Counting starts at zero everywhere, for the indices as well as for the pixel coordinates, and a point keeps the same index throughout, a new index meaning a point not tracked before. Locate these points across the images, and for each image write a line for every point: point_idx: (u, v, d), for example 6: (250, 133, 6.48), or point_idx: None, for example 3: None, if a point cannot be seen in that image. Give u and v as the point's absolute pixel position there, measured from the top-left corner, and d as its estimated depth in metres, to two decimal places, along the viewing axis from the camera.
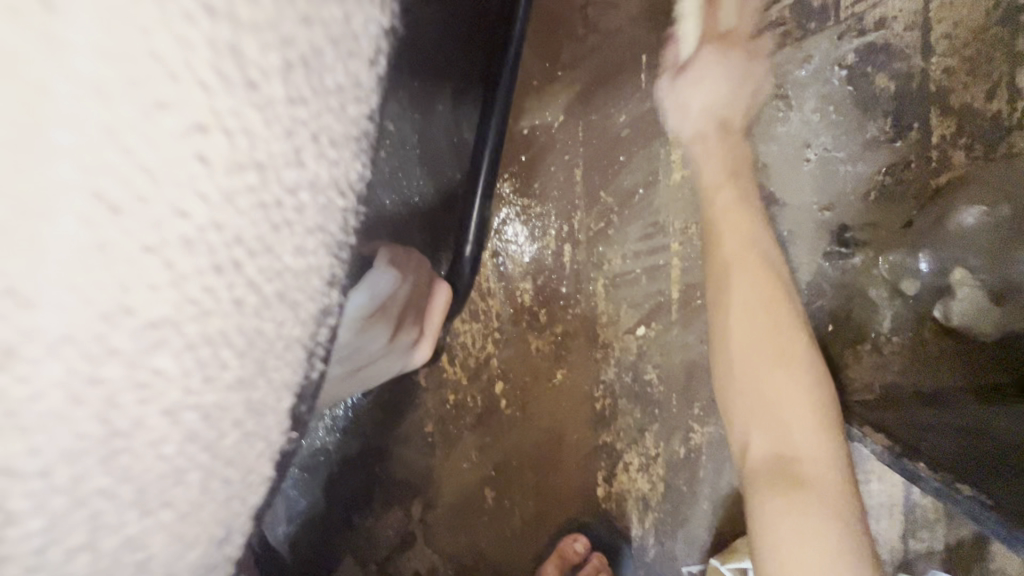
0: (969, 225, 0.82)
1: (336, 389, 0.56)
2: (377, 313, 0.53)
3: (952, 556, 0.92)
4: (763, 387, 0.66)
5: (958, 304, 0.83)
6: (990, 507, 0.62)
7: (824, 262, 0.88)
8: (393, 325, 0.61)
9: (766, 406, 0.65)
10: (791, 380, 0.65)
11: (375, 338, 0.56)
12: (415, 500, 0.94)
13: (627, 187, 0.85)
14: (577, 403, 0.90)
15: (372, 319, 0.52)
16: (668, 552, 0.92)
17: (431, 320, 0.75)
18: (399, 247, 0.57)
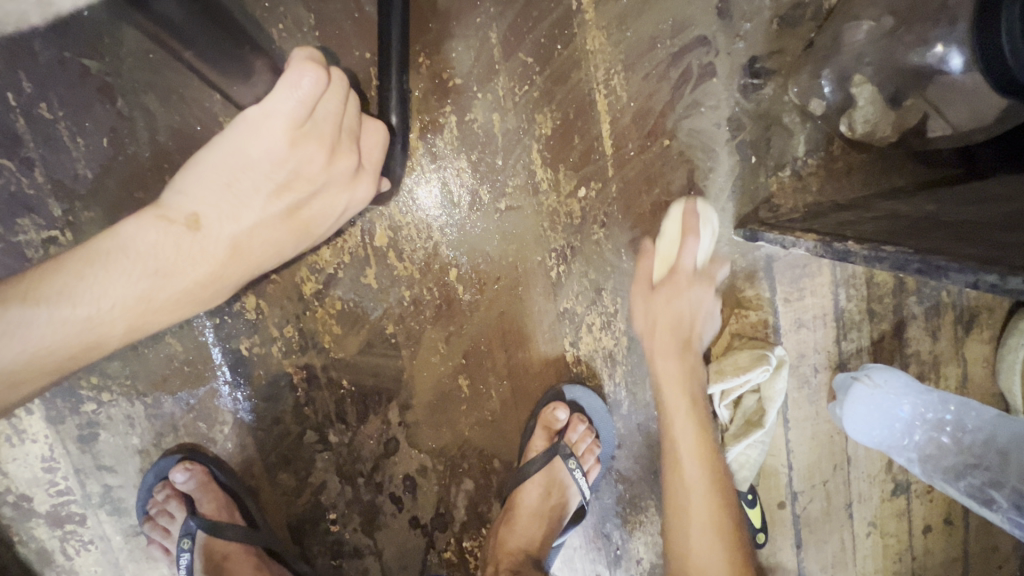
0: (860, 37, 0.84)
1: (289, 220, 0.66)
2: (294, 131, 0.60)
3: (879, 348, 1.04)
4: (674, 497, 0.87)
5: (860, 113, 0.86)
6: (908, 255, 0.62)
7: (741, 95, 0.91)
8: (328, 149, 0.63)
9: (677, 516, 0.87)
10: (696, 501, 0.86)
11: (305, 162, 0.62)
12: (391, 407, 0.92)
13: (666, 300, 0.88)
14: (532, 274, 0.91)
15: (294, 137, 0.61)
16: (640, 399, 0.98)
17: (369, 151, 0.69)
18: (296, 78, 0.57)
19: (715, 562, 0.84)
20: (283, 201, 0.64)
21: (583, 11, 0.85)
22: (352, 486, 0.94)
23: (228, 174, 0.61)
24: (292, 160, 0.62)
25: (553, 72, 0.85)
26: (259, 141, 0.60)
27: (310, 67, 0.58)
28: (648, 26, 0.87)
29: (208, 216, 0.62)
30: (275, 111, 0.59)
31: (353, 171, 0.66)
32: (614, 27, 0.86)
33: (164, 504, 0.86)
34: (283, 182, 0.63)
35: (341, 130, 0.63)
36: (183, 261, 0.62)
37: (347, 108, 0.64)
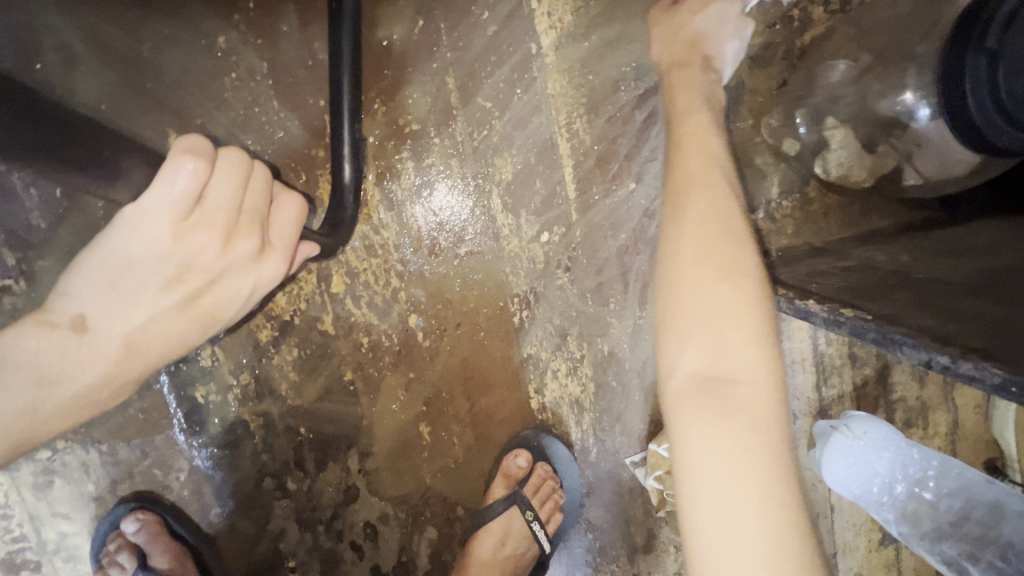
0: (836, 78, 0.82)
1: (188, 310, 0.60)
2: (185, 218, 0.53)
3: (862, 394, 1.00)
4: (687, 178, 0.65)
5: (834, 156, 0.84)
6: (869, 324, 0.58)
7: None
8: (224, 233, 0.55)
9: (677, 206, 0.64)
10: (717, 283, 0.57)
11: (201, 250, 0.55)
12: (351, 454, 0.91)
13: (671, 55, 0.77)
14: (493, 320, 0.89)
15: (181, 225, 0.53)
16: (609, 445, 0.95)
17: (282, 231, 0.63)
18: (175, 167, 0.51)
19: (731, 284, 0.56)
20: (180, 296, 0.58)
21: (544, 54, 0.83)
22: (311, 534, 0.92)
23: (109, 273, 0.55)
24: (179, 253, 0.54)
25: (513, 117, 0.83)
26: (136, 238, 0.53)
27: (187, 157, 0.51)
28: (611, 68, 0.84)
29: (96, 317, 0.57)
30: (151, 205, 0.52)
31: (256, 254, 0.58)
32: (576, 69, 0.84)
33: (116, 555, 0.84)
34: (178, 274, 0.56)
35: (238, 213, 0.56)
36: (70, 367, 0.58)
37: (245, 188, 0.57)
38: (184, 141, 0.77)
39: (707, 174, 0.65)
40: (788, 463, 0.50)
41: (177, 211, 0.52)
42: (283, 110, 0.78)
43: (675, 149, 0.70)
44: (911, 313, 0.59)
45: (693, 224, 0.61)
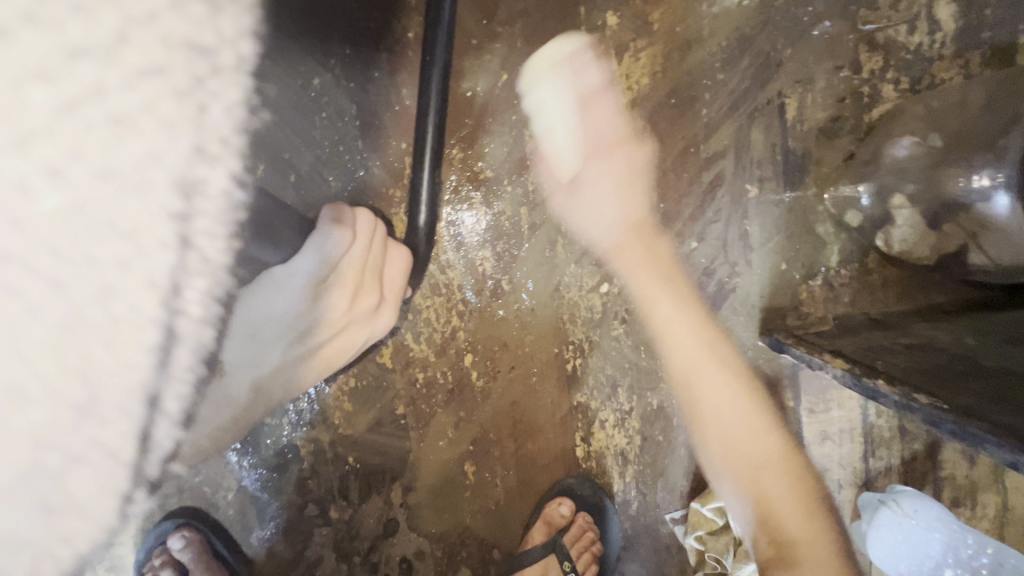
0: (902, 154, 0.83)
1: (310, 351, 0.77)
2: (324, 283, 0.72)
3: (911, 469, 0.98)
4: (685, 368, 0.88)
5: (899, 231, 0.85)
6: (945, 412, 0.59)
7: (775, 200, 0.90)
8: (349, 290, 0.73)
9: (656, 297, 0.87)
10: (677, 314, 0.88)
11: (331, 303, 0.73)
12: (394, 488, 0.91)
13: (620, 187, 0.86)
14: (547, 366, 0.90)
15: (320, 287, 0.72)
16: (650, 500, 0.94)
17: (391, 283, 0.78)
18: (324, 232, 0.70)
19: (736, 422, 0.85)
20: (307, 351, 0.77)
21: (618, 113, 0.85)
22: (347, 564, 0.92)
23: (257, 324, 0.76)
24: (316, 308, 0.73)
25: None
26: (281, 298, 0.73)
27: (334, 231, 0.70)
28: (682, 132, 0.87)
29: (237, 364, 0.79)
30: (299, 270, 0.70)
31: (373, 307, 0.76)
32: (648, 130, 0.86)
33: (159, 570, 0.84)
34: (312, 319, 0.74)
35: (361, 273, 0.73)
36: (249, 398, 0.81)
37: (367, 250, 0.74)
38: (269, 173, 0.80)
39: (660, 268, 0.88)
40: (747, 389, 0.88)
41: (318, 275, 0.69)
42: (367, 151, 0.81)
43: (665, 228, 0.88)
44: (987, 405, 0.59)
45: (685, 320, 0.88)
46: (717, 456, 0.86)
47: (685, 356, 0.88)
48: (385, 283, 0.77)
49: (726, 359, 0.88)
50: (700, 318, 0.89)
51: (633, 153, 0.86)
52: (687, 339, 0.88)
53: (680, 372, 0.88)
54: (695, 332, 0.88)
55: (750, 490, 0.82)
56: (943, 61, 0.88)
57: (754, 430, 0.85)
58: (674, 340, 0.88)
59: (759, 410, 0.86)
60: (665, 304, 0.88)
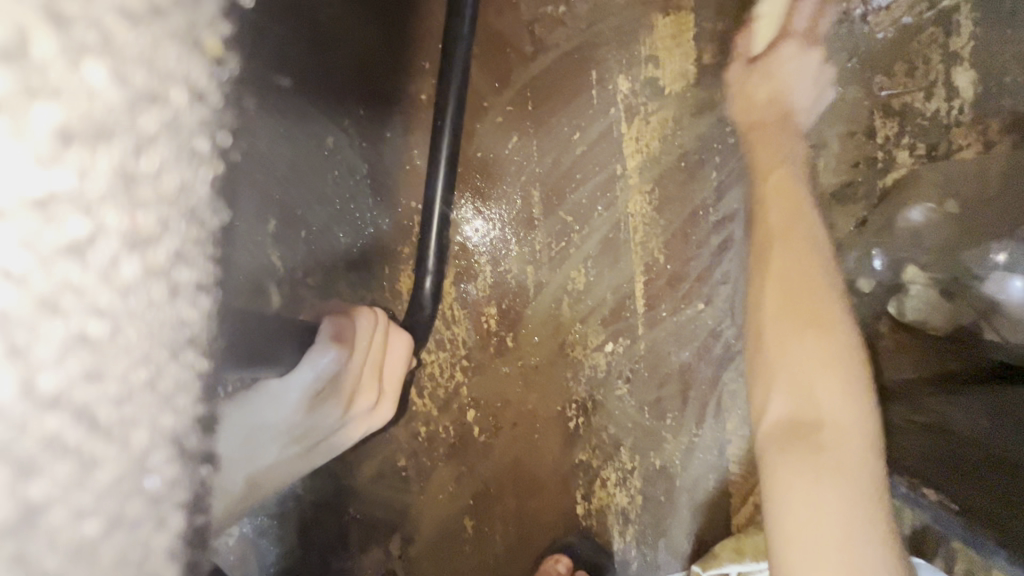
0: (917, 221, 0.86)
1: (301, 461, 0.68)
2: (327, 391, 0.64)
3: (923, 538, 0.95)
4: (789, 374, 0.59)
5: (912, 300, 0.86)
6: None
7: None
8: (349, 395, 0.68)
9: (793, 306, 0.62)
10: (818, 347, 0.59)
11: (329, 413, 0.66)
12: (394, 539, 0.91)
13: (603, 171, 0.86)
14: (551, 423, 0.90)
15: (321, 397, 0.64)
16: (651, 561, 0.93)
17: (394, 374, 0.74)
18: (343, 323, 0.67)
19: (859, 464, 0.61)
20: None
21: (627, 175, 0.86)
22: None
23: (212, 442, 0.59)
24: (307, 419, 0.64)
25: (591, 232, 0.86)
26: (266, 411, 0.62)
27: (331, 346, 0.64)
28: (692, 194, 0.87)
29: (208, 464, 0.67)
30: (291, 385, 0.61)
31: (371, 407, 0.70)
32: (658, 191, 0.86)
33: None
34: (304, 432, 0.65)
35: (361, 378, 0.68)
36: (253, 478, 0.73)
37: (371, 341, 0.70)
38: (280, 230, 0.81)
39: (805, 281, 0.63)
40: (889, 430, 0.59)
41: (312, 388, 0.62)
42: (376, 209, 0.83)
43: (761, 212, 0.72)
44: None
45: (796, 305, 0.61)
46: (759, 370, 0.61)
47: (795, 349, 0.59)
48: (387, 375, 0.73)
49: (837, 331, 0.60)
50: (846, 324, 0.61)
51: (755, 160, 0.78)
52: (806, 344, 0.59)
53: (818, 406, 0.57)
54: (848, 388, 0.57)
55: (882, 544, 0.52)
56: (960, 127, 0.86)
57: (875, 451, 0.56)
58: (783, 356, 0.60)
59: (900, 487, 0.55)
60: (774, 288, 0.64)
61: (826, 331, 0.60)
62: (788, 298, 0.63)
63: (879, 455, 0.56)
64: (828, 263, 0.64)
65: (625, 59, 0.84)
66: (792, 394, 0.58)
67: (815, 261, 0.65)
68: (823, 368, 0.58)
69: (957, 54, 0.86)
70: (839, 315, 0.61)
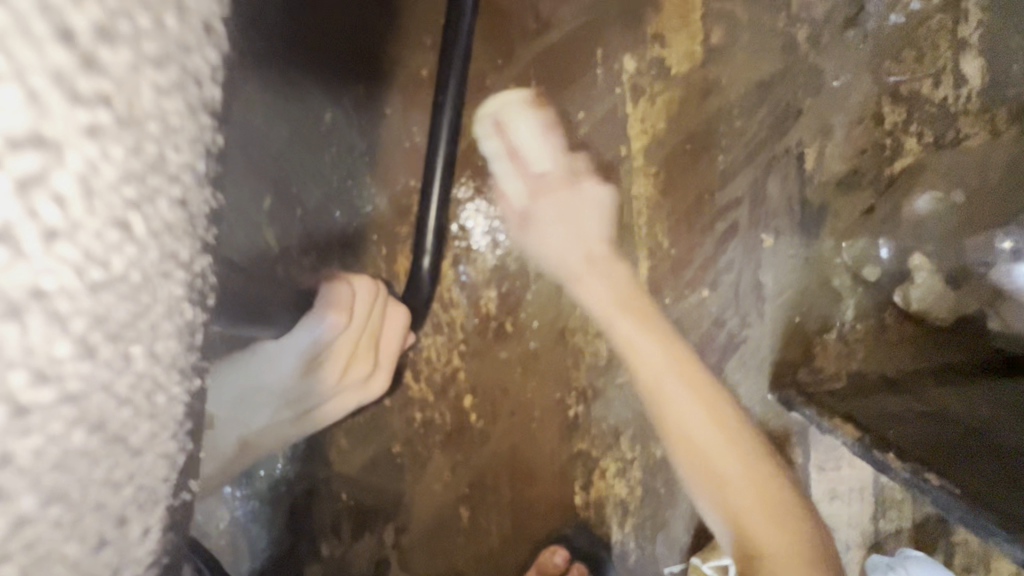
0: (923, 209, 0.84)
1: (285, 422, 0.67)
2: (325, 356, 0.62)
3: (923, 532, 0.95)
4: (680, 427, 0.78)
5: (918, 290, 0.83)
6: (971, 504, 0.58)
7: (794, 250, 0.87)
8: (343, 361, 0.65)
9: (654, 382, 0.79)
10: (680, 385, 0.79)
11: (323, 377, 0.64)
12: (387, 528, 0.89)
13: (561, 223, 0.80)
14: (549, 410, 0.88)
15: (317, 361, 0.62)
16: (649, 553, 0.92)
17: (389, 349, 0.72)
18: (340, 287, 0.62)
19: (760, 523, 0.72)
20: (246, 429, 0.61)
21: (632, 158, 0.84)
22: None
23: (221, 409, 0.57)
24: (301, 382, 0.63)
25: (594, 215, 0.84)
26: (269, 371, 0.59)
27: (330, 310, 0.59)
28: (697, 179, 0.85)
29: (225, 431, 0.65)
30: (287, 346, 0.57)
31: (365, 376, 0.68)
32: (662, 175, 0.85)
33: None
34: (296, 397, 0.65)
35: (357, 342, 0.64)
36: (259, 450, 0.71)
37: (371, 309, 0.66)
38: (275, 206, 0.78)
39: (678, 358, 0.81)
40: (759, 465, 0.76)
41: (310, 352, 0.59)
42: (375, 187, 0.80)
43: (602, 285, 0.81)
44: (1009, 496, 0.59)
45: (662, 345, 0.81)
46: (687, 466, 0.77)
47: (688, 412, 0.78)
48: (383, 345, 0.71)
49: (716, 396, 0.79)
50: (676, 383, 0.79)
51: (607, 273, 0.80)
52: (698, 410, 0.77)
53: (688, 435, 0.77)
54: (716, 420, 0.78)
55: (737, 552, 0.72)
56: (969, 116, 0.85)
57: (745, 478, 0.75)
58: (654, 373, 0.80)
59: (770, 489, 0.75)
60: (676, 370, 0.80)
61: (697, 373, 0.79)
62: (659, 379, 0.79)
63: (745, 472, 0.75)
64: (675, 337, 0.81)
65: (632, 39, 0.82)
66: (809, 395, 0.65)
67: (690, 357, 0.81)
68: (713, 481, 0.75)
69: (966, 43, 0.85)
70: (716, 394, 0.80)
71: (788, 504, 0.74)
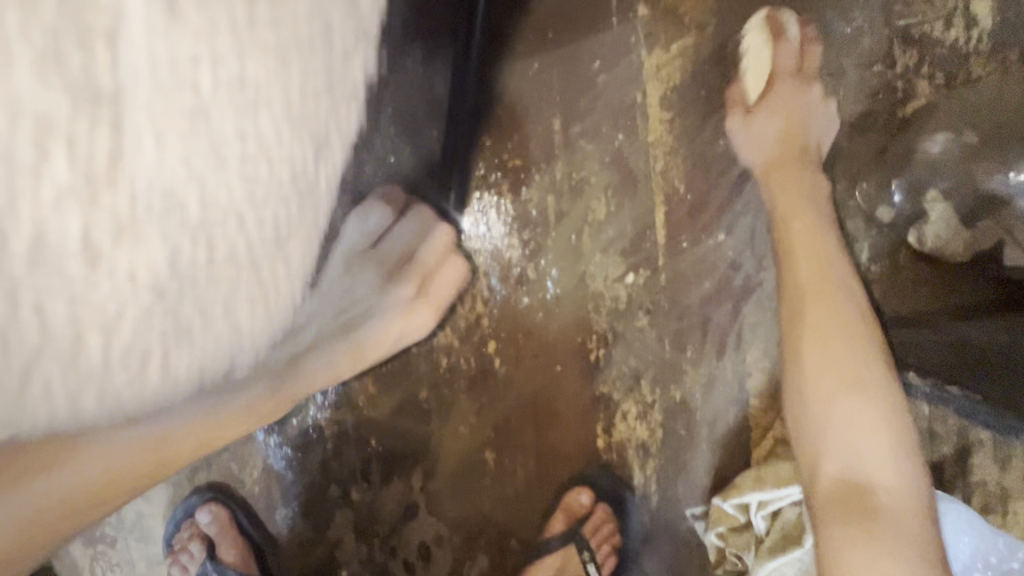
0: (936, 151, 0.84)
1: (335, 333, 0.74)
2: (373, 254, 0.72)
3: (940, 472, 0.97)
4: (805, 413, 0.69)
5: (932, 228, 0.85)
6: None
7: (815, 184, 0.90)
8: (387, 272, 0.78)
9: (795, 334, 0.72)
10: (857, 406, 0.66)
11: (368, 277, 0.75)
12: (416, 472, 0.92)
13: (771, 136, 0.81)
14: (571, 355, 0.90)
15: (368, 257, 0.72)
16: (672, 496, 0.93)
17: (441, 293, 0.86)
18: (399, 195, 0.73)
19: (892, 527, 0.61)
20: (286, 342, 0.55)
21: (648, 105, 0.86)
22: (367, 546, 0.92)
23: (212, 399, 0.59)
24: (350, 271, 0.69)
25: (611, 162, 0.87)
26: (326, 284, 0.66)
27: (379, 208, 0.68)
28: (711, 123, 0.87)
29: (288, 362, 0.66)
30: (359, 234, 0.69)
31: (410, 297, 0.82)
32: (677, 121, 0.87)
33: (188, 541, 0.89)
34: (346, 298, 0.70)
35: (404, 259, 0.79)
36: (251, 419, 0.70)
37: (421, 239, 0.81)
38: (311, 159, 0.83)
39: (846, 329, 0.70)
40: (906, 468, 0.64)
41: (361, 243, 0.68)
42: None
43: (789, 271, 0.75)
44: None
45: (838, 351, 0.69)
46: (824, 487, 0.66)
47: (836, 409, 0.67)
48: (436, 287, 0.85)
49: (872, 389, 0.67)
50: (836, 331, 0.70)
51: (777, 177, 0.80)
52: (827, 388, 0.68)
53: (853, 467, 0.65)
54: (853, 381, 0.67)
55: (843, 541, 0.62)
56: (981, 56, 0.86)
57: (892, 493, 0.63)
58: (806, 386, 0.69)
59: (891, 468, 0.64)
60: (814, 338, 0.71)
61: (846, 362, 0.68)
62: (797, 344, 0.72)
63: (899, 484, 0.64)
64: (861, 326, 0.70)
65: None
66: (851, 385, 0.67)
67: (837, 313, 0.71)
68: (810, 425, 0.68)
69: None
70: (874, 377, 0.68)
71: (910, 502, 0.63)
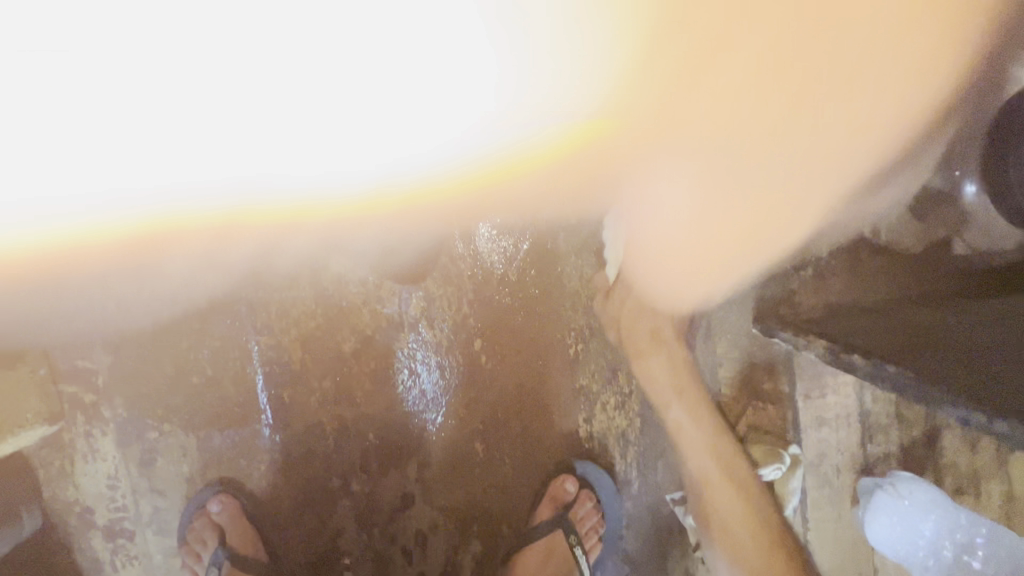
0: (886, 150, 0.93)
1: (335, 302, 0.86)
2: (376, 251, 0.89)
3: (910, 454, 1.01)
4: (702, 471, 0.91)
5: (885, 220, 0.93)
6: (924, 381, 0.65)
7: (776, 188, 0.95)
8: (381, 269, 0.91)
9: (693, 458, 0.92)
10: (738, 483, 0.90)
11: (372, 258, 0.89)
12: (411, 464, 0.99)
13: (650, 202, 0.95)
14: (553, 350, 0.97)
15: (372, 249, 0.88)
16: (651, 480, 1.00)
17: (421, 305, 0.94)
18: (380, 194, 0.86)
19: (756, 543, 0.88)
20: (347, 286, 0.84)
21: (614, 117, 0.94)
22: (367, 534, 0.99)
23: None
24: None
25: (582, 170, 0.94)
26: None
27: None
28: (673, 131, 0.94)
29: None
30: None
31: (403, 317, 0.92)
32: (638, 130, 0.94)
33: (199, 532, 0.93)
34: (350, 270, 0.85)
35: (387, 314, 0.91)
36: None
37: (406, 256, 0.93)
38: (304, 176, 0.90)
39: (692, 388, 0.93)
40: (760, 497, 0.91)
41: None
42: None
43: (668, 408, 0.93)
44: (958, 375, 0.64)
45: (728, 458, 0.91)
46: (720, 546, 0.89)
47: (726, 492, 0.89)
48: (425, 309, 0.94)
49: (739, 461, 0.92)
50: (714, 428, 0.92)
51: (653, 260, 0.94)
52: (710, 464, 0.91)
53: (720, 500, 0.90)
54: (730, 458, 0.91)
55: (729, 543, 0.88)
56: (924, 61, 0.93)
57: (760, 531, 0.88)
58: (707, 459, 0.91)
59: (761, 513, 0.90)
60: (720, 448, 0.92)
61: (730, 447, 0.92)
62: (677, 417, 0.92)
63: (759, 523, 0.89)
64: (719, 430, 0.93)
65: None
66: (728, 464, 0.91)
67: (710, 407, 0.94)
68: (707, 513, 0.91)
69: None
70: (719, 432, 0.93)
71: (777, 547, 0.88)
